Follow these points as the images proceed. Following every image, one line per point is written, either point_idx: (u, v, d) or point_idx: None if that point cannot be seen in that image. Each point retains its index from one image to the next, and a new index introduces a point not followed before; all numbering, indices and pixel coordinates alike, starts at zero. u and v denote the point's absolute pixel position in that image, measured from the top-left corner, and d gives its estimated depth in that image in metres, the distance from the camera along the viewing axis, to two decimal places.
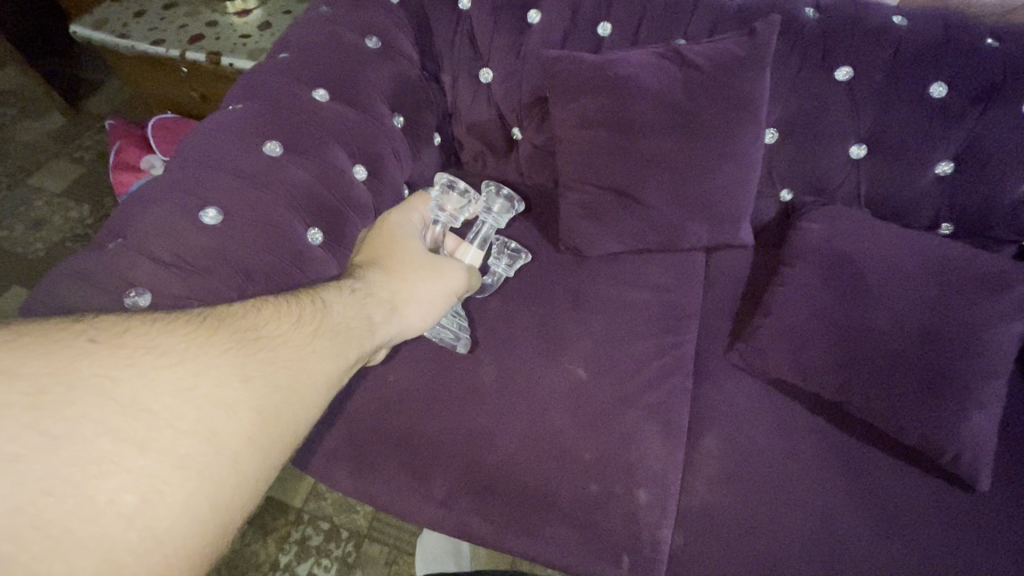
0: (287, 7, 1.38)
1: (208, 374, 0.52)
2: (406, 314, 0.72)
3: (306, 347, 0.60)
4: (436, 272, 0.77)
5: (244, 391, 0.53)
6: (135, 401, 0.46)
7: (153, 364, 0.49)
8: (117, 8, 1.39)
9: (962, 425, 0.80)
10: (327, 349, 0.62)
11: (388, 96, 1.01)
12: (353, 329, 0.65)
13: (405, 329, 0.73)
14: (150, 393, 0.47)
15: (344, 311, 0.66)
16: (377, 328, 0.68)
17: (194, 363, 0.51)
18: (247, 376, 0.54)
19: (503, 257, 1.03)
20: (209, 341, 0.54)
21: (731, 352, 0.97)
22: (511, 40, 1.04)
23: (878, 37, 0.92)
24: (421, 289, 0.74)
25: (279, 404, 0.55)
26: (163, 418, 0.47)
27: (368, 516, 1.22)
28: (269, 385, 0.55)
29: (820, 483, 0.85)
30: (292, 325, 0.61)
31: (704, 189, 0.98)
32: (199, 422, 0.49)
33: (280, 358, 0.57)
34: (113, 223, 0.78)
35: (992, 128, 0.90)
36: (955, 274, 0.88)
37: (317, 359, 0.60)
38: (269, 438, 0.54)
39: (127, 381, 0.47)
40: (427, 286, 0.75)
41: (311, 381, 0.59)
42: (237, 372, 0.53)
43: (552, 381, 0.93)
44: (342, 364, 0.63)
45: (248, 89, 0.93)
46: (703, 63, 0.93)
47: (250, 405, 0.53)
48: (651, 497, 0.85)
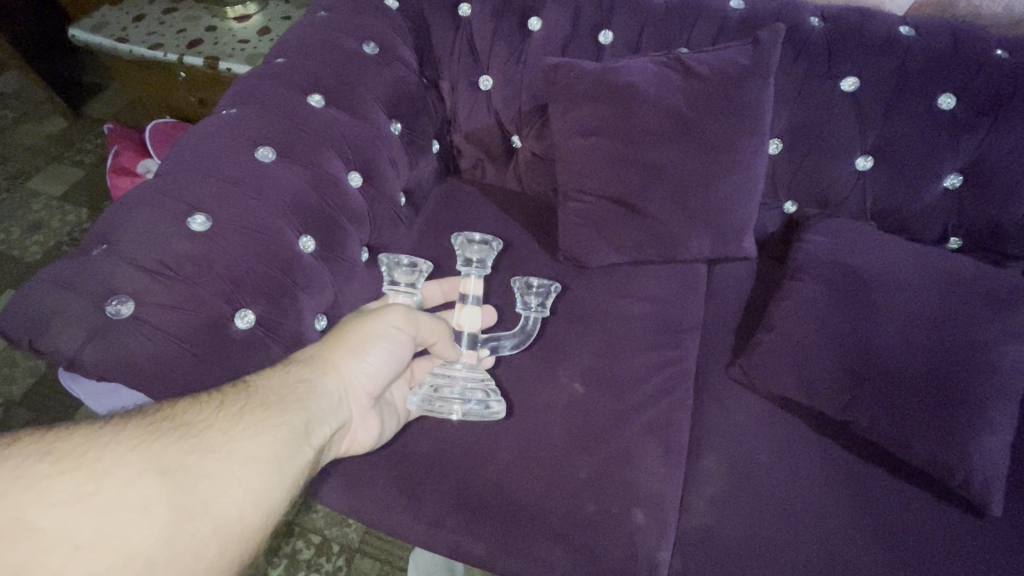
0: (286, 13, 1.37)
1: (108, 478, 0.49)
2: (349, 370, 0.68)
3: (235, 428, 0.58)
4: (373, 318, 0.71)
5: (157, 486, 0.51)
6: (22, 517, 0.45)
7: (51, 474, 0.48)
8: (117, 11, 1.38)
9: (975, 448, 0.78)
10: (261, 424, 0.59)
11: (385, 103, 0.99)
12: (289, 399, 0.62)
13: (355, 387, 0.69)
14: (39, 508, 0.46)
15: (277, 384, 0.63)
16: (321, 394, 0.65)
17: (100, 465, 0.50)
18: (163, 468, 0.52)
19: (532, 295, 0.91)
20: (122, 438, 0.53)
21: (732, 368, 0.95)
22: (511, 49, 1.02)
23: (885, 47, 0.91)
24: (355, 339, 0.70)
25: (202, 494, 0.53)
26: (56, 535, 0.46)
27: (360, 530, 1.19)
28: (188, 474, 0.53)
29: (824, 505, 0.83)
30: (216, 408, 0.59)
31: (705, 200, 0.96)
32: (96, 533, 0.47)
33: (205, 441, 0.55)
34: (97, 228, 0.76)
35: (1003, 140, 0.88)
36: (965, 290, 0.85)
37: (250, 437, 0.57)
38: (190, 535, 0.51)
39: (17, 498, 0.46)
40: (369, 339, 0.70)
41: (245, 461, 0.56)
42: (152, 466, 0.52)
43: (548, 397, 0.90)
44: (286, 439, 0.59)
45: (243, 93, 0.91)
46: (704, 71, 0.91)
47: (165, 498, 0.51)
48: (649, 517, 0.82)
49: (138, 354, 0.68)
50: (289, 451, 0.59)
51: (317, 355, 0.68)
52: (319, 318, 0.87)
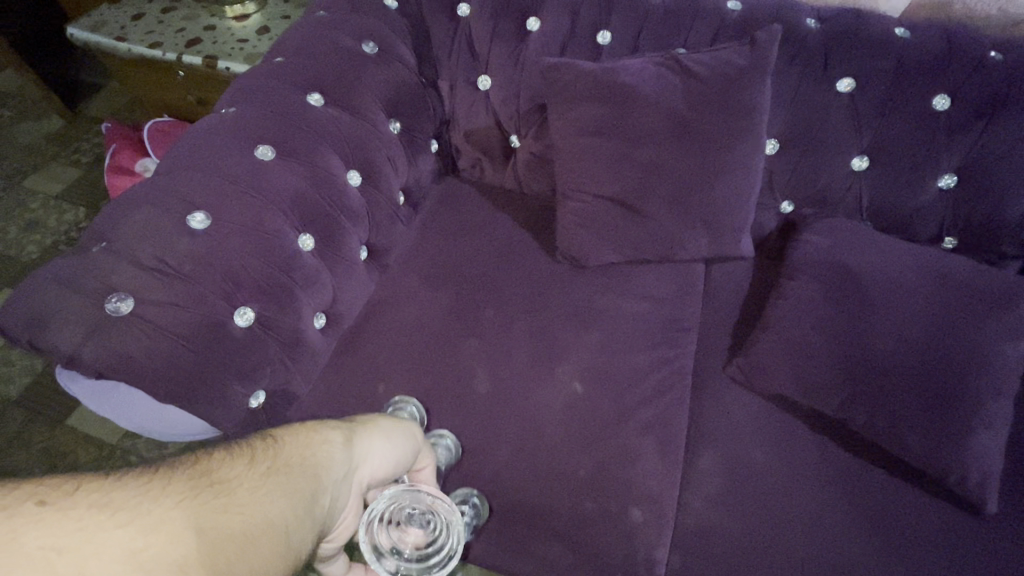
0: (285, 12, 1.37)
1: (156, 531, 0.41)
2: (371, 450, 0.60)
3: (264, 488, 0.48)
4: (392, 417, 0.67)
5: (197, 547, 0.42)
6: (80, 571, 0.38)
7: (100, 526, 0.40)
8: (115, 10, 1.38)
9: (970, 445, 0.78)
10: (290, 486, 0.50)
11: (384, 102, 0.99)
12: (315, 463, 0.53)
13: (372, 468, 0.59)
14: (96, 562, 0.39)
15: (302, 445, 0.54)
16: (342, 463, 0.55)
17: (142, 519, 0.41)
18: (203, 526, 0.43)
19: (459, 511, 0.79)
20: (158, 490, 0.44)
21: (730, 366, 0.95)
22: (509, 49, 1.03)
23: (881, 48, 0.91)
24: (383, 421, 0.64)
25: (236, 561, 0.43)
26: None
27: None
28: (225, 536, 0.44)
29: (821, 502, 0.83)
30: (245, 466, 0.50)
31: (703, 200, 0.96)
32: None
33: (239, 499, 0.46)
34: (96, 226, 0.76)
35: (997, 141, 0.89)
36: (960, 289, 0.86)
37: (280, 500, 0.48)
38: None
39: (71, 550, 0.38)
40: (390, 427, 0.64)
41: (271, 533, 0.46)
42: (187, 524, 0.43)
43: (547, 395, 0.90)
44: (308, 508, 0.50)
45: (242, 92, 0.91)
46: (702, 72, 0.92)
47: (206, 560, 0.42)
48: (648, 515, 0.83)
49: (138, 352, 0.68)
50: (304, 526, 0.49)
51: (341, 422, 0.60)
52: (319, 315, 0.90)
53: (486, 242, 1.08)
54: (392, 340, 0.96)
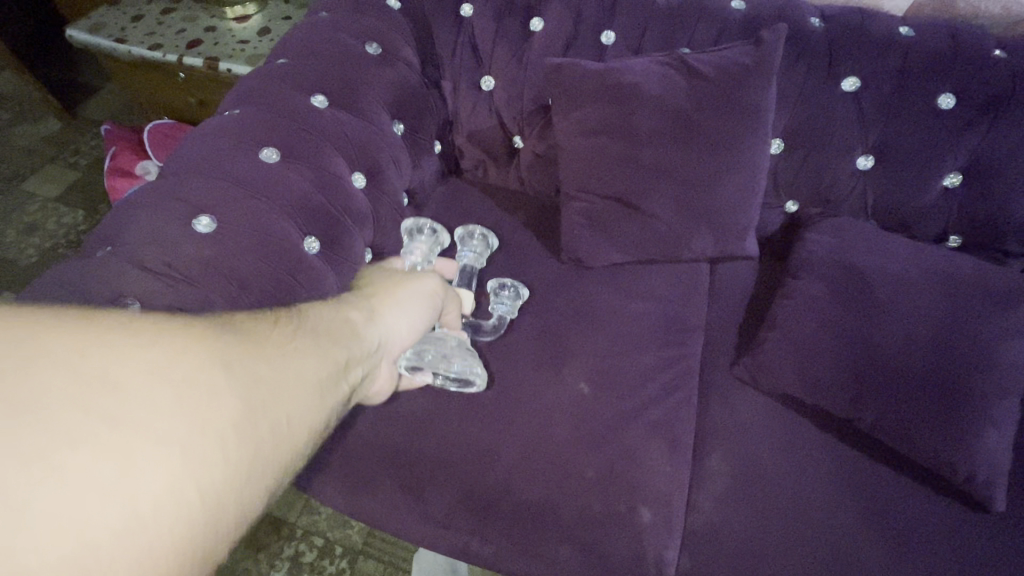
0: (286, 14, 1.36)
1: (184, 354, 0.46)
2: (389, 320, 0.66)
3: (290, 346, 0.55)
4: (411, 281, 0.71)
5: (227, 377, 0.48)
6: (108, 372, 0.42)
7: (126, 341, 0.44)
8: (115, 11, 1.37)
9: (977, 444, 0.78)
10: (314, 348, 0.56)
11: (388, 104, 0.99)
12: (338, 333, 0.60)
13: (395, 336, 0.66)
14: (124, 366, 0.43)
15: (325, 316, 0.61)
16: (365, 332, 0.62)
17: (170, 343, 0.46)
18: (230, 363, 0.49)
19: (505, 294, 0.97)
20: (187, 327, 0.49)
21: (736, 366, 0.95)
22: (513, 49, 1.02)
23: (886, 47, 0.91)
24: (401, 293, 0.68)
25: (266, 398, 0.50)
26: (135, 394, 0.42)
27: (363, 532, 1.18)
28: (253, 375, 0.50)
29: (830, 502, 0.83)
30: (269, 326, 0.56)
31: (709, 199, 0.96)
32: (177, 403, 0.44)
33: (271, 351, 0.53)
34: (101, 230, 0.76)
35: (1002, 140, 0.89)
36: (966, 287, 0.86)
37: (305, 359, 0.55)
38: (256, 432, 0.48)
39: (100, 353, 0.42)
40: (410, 295, 0.69)
41: (297, 382, 0.53)
42: (217, 359, 0.48)
43: (553, 397, 0.90)
44: (333, 369, 0.57)
45: (246, 93, 0.91)
46: (707, 71, 0.91)
47: (235, 391, 0.48)
48: (657, 516, 0.82)
49: None
50: (329, 382, 0.56)
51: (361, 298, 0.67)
52: None
53: (491, 243, 1.08)
54: None
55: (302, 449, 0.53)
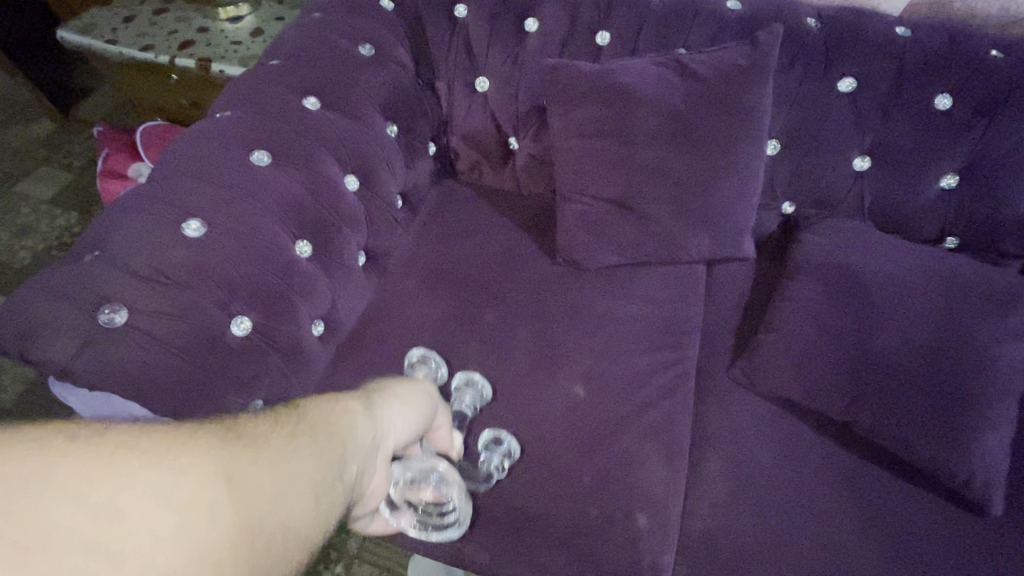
0: (279, 14, 1.35)
1: (187, 473, 0.39)
2: (385, 414, 0.57)
3: (297, 447, 0.46)
4: (408, 386, 0.64)
5: (231, 497, 0.40)
6: (113, 501, 0.36)
7: (118, 465, 0.37)
8: (106, 12, 1.36)
9: (975, 447, 0.78)
10: (319, 443, 0.47)
11: (381, 105, 0.98)
12: (339, 428, 0.50)
13: (419, 408, 0.64)
14: (127, 495, 0.36)
15: (348, 384, 0.59)
16: (390, 398, 0.60)
17: (171, 460, 0.39)
18: (235, 475, 0.41)
19: (465, 393, 0.88)
20: (191, 437, 0.42)
21: (733, 369, 0.94)
22: (507, 50, 1.02)
23: (882, 47, 0.91)
24: (398, 389, 0.62)
25: (274, 519, 0.42)
26: (138, 524, 0.36)
27: (358, 537, 1.17)
28: (259, 487, 0.41)
29: (827, 506, 0.82)
30: (272, 425, 0.47)
31: (705, 201, 0.96)
32: (181, 527, 0.37)
33: (295, 413, 0.50)
34: (89, 235, 0.75)
35: (999, 141, 0.88)
36: (964, 289, 0.86)
37: (313, 452, 0.46)
38: (266, 553, 0.40)
39: (95, 486, 0.36)
40: (432, 407, 0.69)
41: (308, 482, 0.45)
42: (221, 471, 0.41)
43: (549, 400, 0.89)
44: (338, 471, 0.47)
45: (237, 95, 0.90)
46: (703, 72, 0.91)
47: (238, 505, 0.40)
48: (653, 522, 0.82)
49: (133, 363, 0.66)
50: (335, 480, 0.47)
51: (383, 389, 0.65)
52: (317, 323, 0.89)
53: (486, 246, 1.07)
54: (392, 346, 0.95)
55: (318, 545, 0.45)
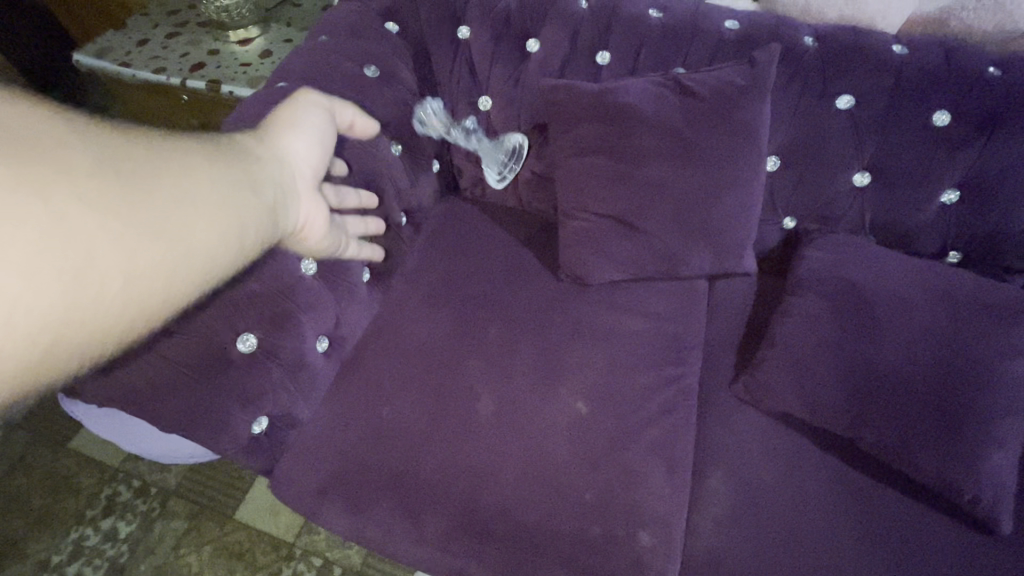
0: (288, 36, 1.38)
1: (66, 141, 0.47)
2: (305, 143, 0.72)
3: (187, 149, 0.56)
4: (303, 108, 0.76)
5: (107, 166, 0.48)
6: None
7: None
8: (120, 36, 1.40)
9: (982, 465, 0.77)
10: (211, 152, 0.58)
11: (386, 125, 1.00)
12: (236, 151, 0.62)
13: (299, 157, 0.70)
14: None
15: (217, 138, 0.63)
16: (270, 167, 0.64)
17: (50, 132, 0.47)
18: (113, 154, 0.49)
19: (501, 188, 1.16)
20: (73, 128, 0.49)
21: (736, 385, 0.94)
22: (509, 71, 1.04)
23: (879, 65, 0.92)
24: (308, 115, 0.75)
25: (149, 173, 0.51)
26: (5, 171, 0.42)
27: (362, 553, 1.16)
28: (141, 172, 0.50)
29: (833, 524, 0.82)
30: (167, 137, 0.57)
31: (705, 218, 0.96)
32: (56, 161, 0.45)
33: (162, 148, 0.54)
34: None
35: (999, 156, 0.89)
36: (966, 304, 0.86)
37: (200, 161, 0.56)
38: (140, 193, 0.49)
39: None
40: (308, 122, 0.75)
41: (193, 186, 0.53)
42: (99, 152, 0.49)
43: (551, 416, 0.90)
44: (228, 166, 0.58)
45: (245, 117, 0.92)
46: (701, 90, 0.92)
47: (113, 166, 0.48)
48: (656, 539, 0.81)
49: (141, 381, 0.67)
50: (226, 170, 0.58)
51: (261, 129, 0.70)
52: (321, 339, 0.90)
53: (489, 262, 1.08)
54: (396, 362, 0.96)
55: (200, 274, 0.52)
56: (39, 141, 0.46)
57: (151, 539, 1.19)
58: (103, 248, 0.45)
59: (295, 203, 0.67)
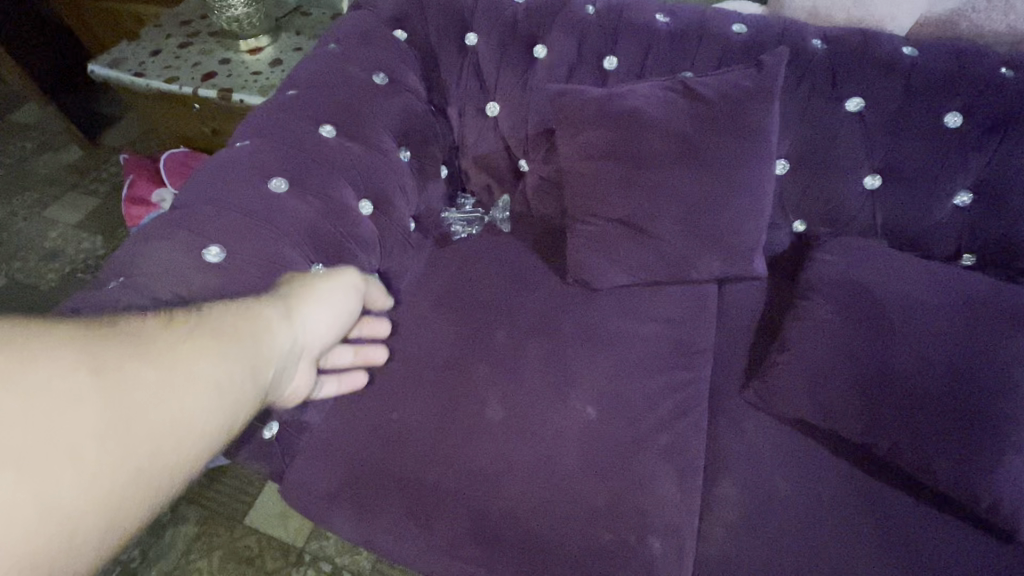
0: (297, 45, 1.40)
1: (58, 380, 0.46)
2: (318, 313, 0.70)
3: (191, 350, 0.55)
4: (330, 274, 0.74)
5: (102, 401, 0.47)
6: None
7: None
8: (134, 46, 1.42)
9: (1002, 471, 0.75)
10: (217, 350, 0.56)
11: (395, 131, 1.01)
12: (247, 332, 0.60)
13: (309, 333, 0.68)
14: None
15: (234, 315, 0.61)
16: (278, 346, 0.62)
17: (44, 366, 0.46)
18: (111, 384, 0.48)
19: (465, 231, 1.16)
20: (72, 349, 0.48)
21: (747, 390, 0.93)
22: (517, 76, 1.04)
23: (889, 67, 0.91)
24: (325, 282, 0.72)
25: (146, 403, 0.50)
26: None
27: (371, 559, 1.16)
28: (137, 402, 0.49)
29: (847, 531, 0.80)
30: (170, 330, 0.56)
31: (714, 222, 0.96)
32: (44, 411, 0.44)
33: (173, 358, 0.53)
34: (116, 262, 0.78)
35: (1012, 158, 0.88)
36: (981, 307, 0.84)
37: (204, 368, 0.54)
38: (130, 430, 0.48)
39: None
40: (328, 291, 0.72)
41: (187, 409, 0.52)
42: (95, 390, 0.47)
43: (560, 421, 0.89)
44: (232, 369, 0.57)
45: (256, 125, 0.93)
46: (709, 94, 0.92)
47: (106, 401, 0.47)
48: (667, 546, 0.81)
49: None
50: (231, 377, 0.56)
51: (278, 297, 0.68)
52: None
53: (497, 267, 1.08)
54: (405, 367, 0.96)
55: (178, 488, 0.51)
56: (44, 371, 0.46)
57: (161, 544, 1.19)
58: (82, 493, 0.44)
59: (291, 371, 0.67)
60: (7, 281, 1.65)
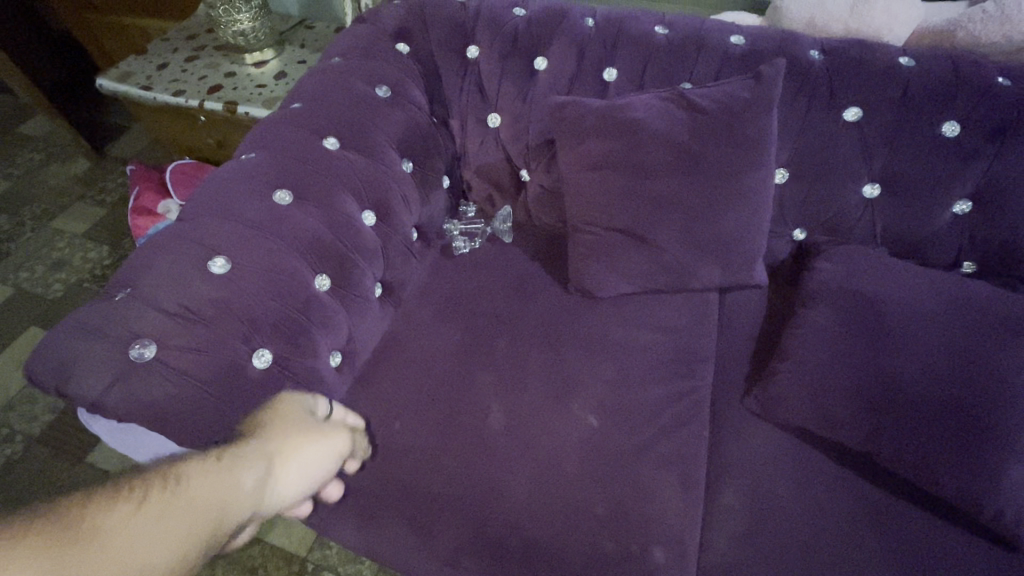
0: (302, 57, 1.42)
1: None
2: (290, 482, 0.68)
3: (151, 540, 0.53)
4: (314, 436, 0.72)
5: None
6: None
7: None
8: (141, 60, 1.44)
9: (1005, 480, 0.74)
10: (177, 538, 0.54)
11: (397, 143, 1.02)
12: (211, 510, 0.57)
13: (278, 502, 0.66)
14: None
15: (205, 488, 0.58)
16: (242, 522, 0.60)
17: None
18: None
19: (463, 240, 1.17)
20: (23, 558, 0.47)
21: (748, 399, 0.94)
22: (517, 89, 1.06)
23: (886, 77, 0.92)
24: (307, 446, 0.70)
25: None
26: None
27: (373, 569, 1.17)
28: None
29: (850, 540, 0.80)
30: (132, 510, 0.54)
31: (713, 231, 0.97)
32: None
33: (132, 554, 0.51)
34: (123, 273, 0.79)
35: (1010, 167, 0.88)
36: (981, 315, 0.85)
37: (159, 560, 0.52)
38: None
39: None
40: (308, 449, 0.70)
41: None
42: None
43: (562, 430, 0.89)
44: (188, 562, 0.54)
45: (261, 138, 0.95)
46: (707, 105, 0.93)
47: None
48: (669, 555, 0.81)
49: (160, 396, 0.69)
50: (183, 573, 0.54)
51: (258, 455, 0.66)
52: (335, 353, 0.90)
53: (499, 276, 1.09)
54: (407, 376, 0.97)
55: None
56: None
57: None
58: None
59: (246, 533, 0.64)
60: (14, 291, 1.67)
